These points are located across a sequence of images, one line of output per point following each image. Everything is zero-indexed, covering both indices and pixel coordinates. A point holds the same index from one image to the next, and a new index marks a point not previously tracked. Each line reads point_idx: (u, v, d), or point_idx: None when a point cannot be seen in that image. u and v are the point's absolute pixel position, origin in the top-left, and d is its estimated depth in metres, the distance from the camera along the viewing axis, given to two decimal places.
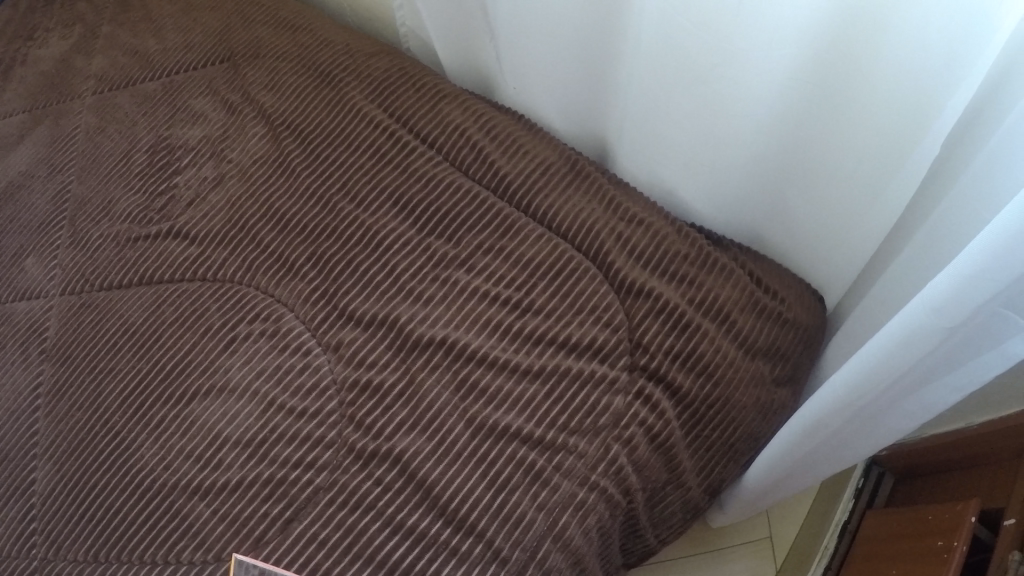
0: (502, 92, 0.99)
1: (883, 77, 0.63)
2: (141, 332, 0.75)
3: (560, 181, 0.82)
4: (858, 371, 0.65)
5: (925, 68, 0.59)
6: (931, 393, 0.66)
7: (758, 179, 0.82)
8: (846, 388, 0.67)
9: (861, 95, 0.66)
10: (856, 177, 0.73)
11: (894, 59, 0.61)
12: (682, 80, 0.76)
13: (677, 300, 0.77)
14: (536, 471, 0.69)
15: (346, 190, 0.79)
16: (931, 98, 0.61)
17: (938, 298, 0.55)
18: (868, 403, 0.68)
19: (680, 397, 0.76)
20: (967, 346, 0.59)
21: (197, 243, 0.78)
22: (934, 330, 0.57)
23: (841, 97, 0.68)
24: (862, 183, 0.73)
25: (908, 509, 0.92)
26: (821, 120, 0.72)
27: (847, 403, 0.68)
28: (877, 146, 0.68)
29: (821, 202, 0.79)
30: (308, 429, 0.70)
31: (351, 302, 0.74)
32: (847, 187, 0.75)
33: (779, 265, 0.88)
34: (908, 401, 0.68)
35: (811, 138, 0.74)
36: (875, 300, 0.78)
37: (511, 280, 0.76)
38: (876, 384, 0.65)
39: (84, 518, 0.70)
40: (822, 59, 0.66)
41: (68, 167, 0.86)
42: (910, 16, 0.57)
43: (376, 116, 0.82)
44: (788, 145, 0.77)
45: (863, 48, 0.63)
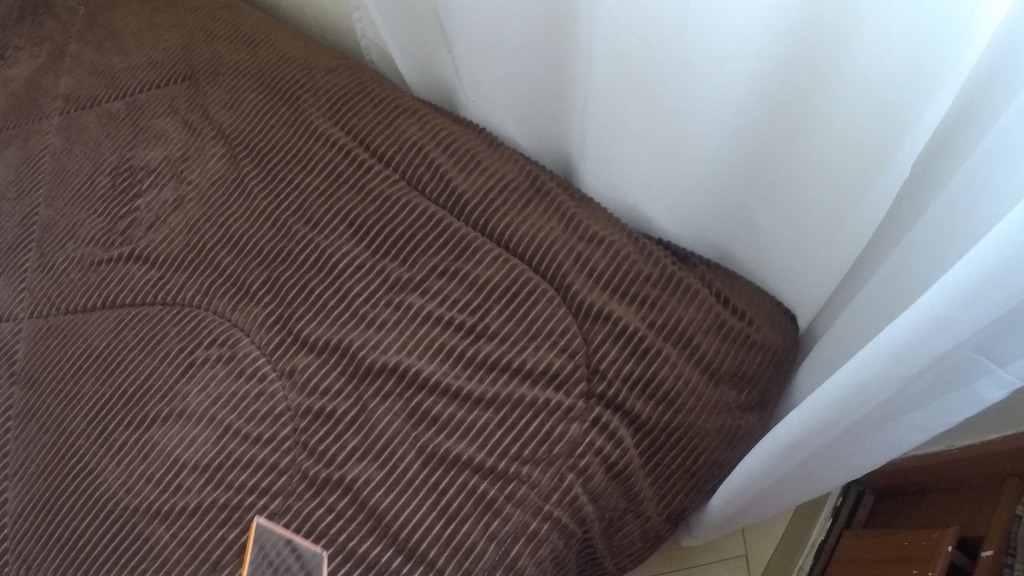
0: (462, 104, 0.96)
1: (848, 93, 0.60)
2: (104, 356, 0.77)
3: (519, 199, 0.80)
4: (814, 410, 0.62)
5: (890, 87, 0.56)
6: (889, 439, 0.64)
7: (724, 195, 0.79)
8: (803, 426, 0.64)
9: (826, 112, 0.63)
10: (824, 196, 0.70)
11: (859, 76, 0.58)
12: (639, 98, 0.73)
13: (637, 325, 0.74)
14: (487, 501, 0.68)
15: (303, 212, 0.79)
16: (897, 117, 0.58)
17: (896, 343, 0.52)
18: (827, 440, 0.65)
19: (640, 425, 0.74)
20: (925, 392, 0.57)
21: (157, 267, 0.80)
22: (892, 374, 0.54)
23: (807, 112, 0.65)
24: (831, 203, 0.69)
25: (886, 531, 0.90)
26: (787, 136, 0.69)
27: (806, 441, 0.66)
28: (844, 165, 0.65)
29: (789, 220, 0.76)
30: (263, 456, 0.70)
31: (305, 327, 0.74)
32: (814, 206, 0.72)
33: (748, 283, 0.85)
34: (870, 441, 0.65)
35: (776, 155, 0.71)
36: (844, 325, 0.75)
37: (464, 304, 0.74)
38: (833, 423, 0.62)
39: (51, 539, 0.72)
40: (783, 75, 0.64)
41: (36, 189, 0.91)
42: (874, 31, 0.54)
43: (333, 136, 0.81)
44: (755, 161, 0.74)
45: (827, 63, 0.60)
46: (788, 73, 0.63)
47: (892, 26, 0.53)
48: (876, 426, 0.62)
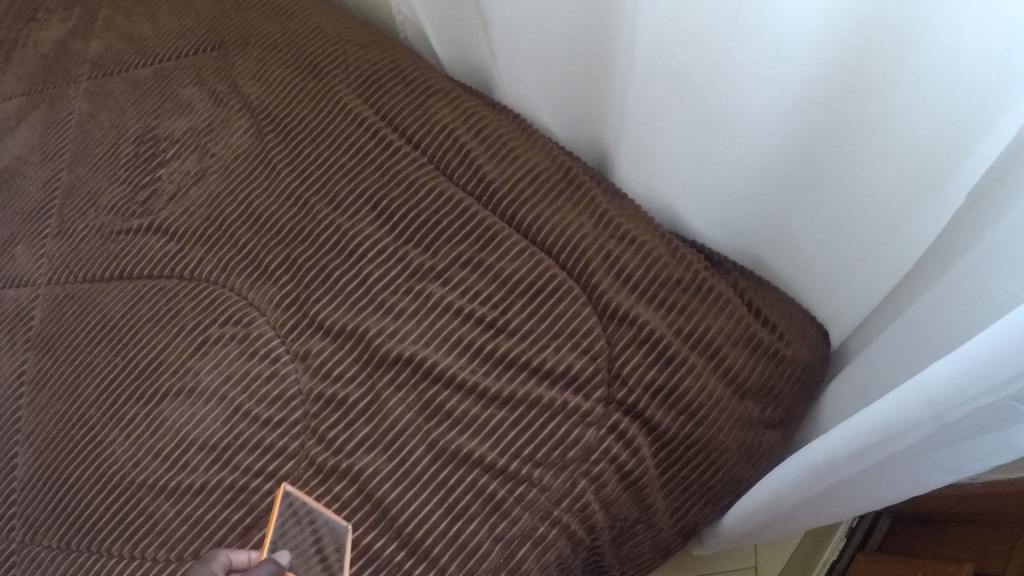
0: (497, 88, 0.93)
1: (905, 107, 0.56)
2: (119, 327, 0.77)
3: (549, 191, 0.76)
4: (840, 440, 0.59)
5: (952, 103, 0.52)
6: (921, 481, 0.60)
7: (766, 203, 0.75)
8: (826, 455, 0.62)
9: (879, 126, 0.59)
10: (870, 212, 0.66)
11: (918, 90, 0.54)
12: (683, 97, 0.69)
13: (663, 331, 0.71)
14: (496, 502, 0.66)
15: (325, 191, 0.76)
16: (957, 136, 0.53)
17: (936, 387, 0.48)
18: (849, 475, 0.62)
19: (658, 434, 0.71)
20: (967, 444, 0.52)
21: (176, 240, 0.78)
22: (929, 420, 0.50)
23: (858, 125, 0.61)
24: (877, 220, 0.66)
25: (897, 560, 0.86)
26: (834, 148, 0.65)
27: (830, 472, 0.63)
28: (895, 182, 0.61)
29: (830, 234, 0.72)
30: (271, 439, 0.68)
31: (321, 310, 0.72)
32: (861, 221, 0.68)
33: (782, 294, 0.82)
34: (899, 480, 0.61)
35: (823, 167, 0.67)
36: (883, 347, 0.72)
37: (487, 297, 0.71)
38: (855, 459, 0.59)
39: (59, 507, 0.72)
40: (841, 83, 0.59)
41: (60, 155, 0.91)
42: (940, 44, 0.50)
43: (361, 113, 0.78)
44: (798, 171, 0.70)
45: (885, 75, 0.55)
46: (841, 81, 0.59)
47: (961, 38, 0.48)
48: (901, 470, 0.59)
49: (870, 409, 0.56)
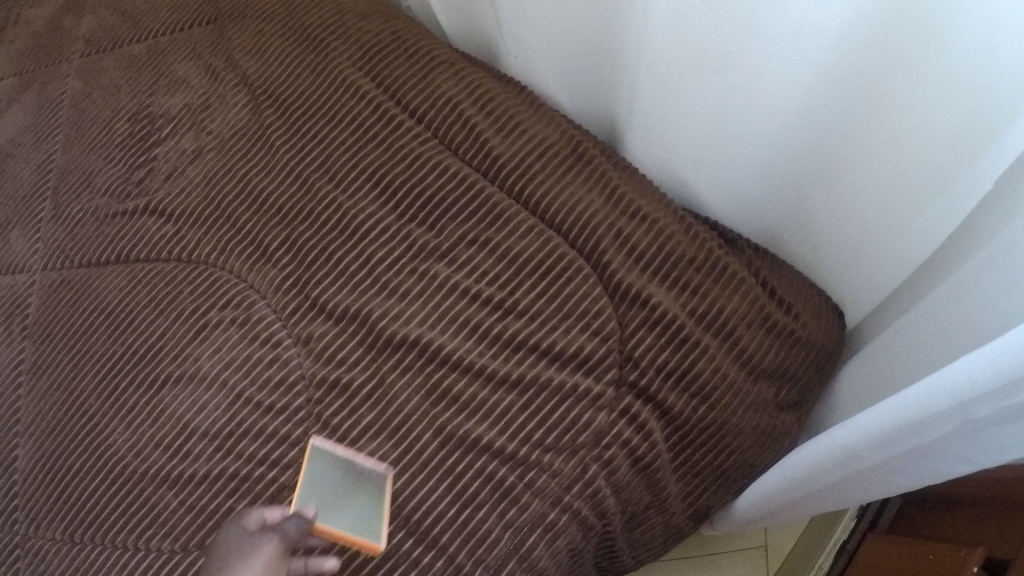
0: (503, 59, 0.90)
1: (931, 84, 0.53)
2: (116, 312, 0.75)
3: (558, 167, 0.73)
4: (862, 426, 0.57)
5: (982, 79, 0.49)
6: (943, 475, 0.57)
7: (784, 181, 0.72)
8: (848, 441, 0.60)
9: (903, 103, 0.56)
10: (891, 193, 0.63)
11: (946, 65, 0.51)
12: (700, 69, 0.66)
13: (676, 312, 0.69)
14: (505, 488, 0.64)
15: (325, 168, 0.74)
16: (986, 112, 0.51)
17: (961, 381, 0.46)
18: (868, 466, 0.60)
19: (671, 418, 0.70)
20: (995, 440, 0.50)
21: (173, 222, 0.76)
22: (953, 415, 0.48)
23: (880, 102, 0.58)
24: (898, 201, 0.63)
25: (908, 542, 0.84)
26: (855, 126, 0.62)
27: (848, 462, 0.61)
28: (918, 161, 0.59)
29: (849, 214, 0.69)
30: (274, 426, 0.67)
31: (323, 292, 0.69)
32: (882, 202, 0.65)
33: (798, 273, 0.79)
34: (921, 473, 0.58)
35: (844, 143, 0.64)
36: (902, 328, 0.69)
37: (494, 277, 0.69)
38: (874, 450, 0.57)
39: (62, 498, 0.71)
40: (866, 57, 0.56)
41: (53, 136, 0.88)
42: (971, 16, 0.47)
43: (362, 87, 0.76)
44: (817, 150, 0.67)
45: (910, 50, 0.53)
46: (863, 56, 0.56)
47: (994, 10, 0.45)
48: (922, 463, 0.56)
49: (899, 395, 0.54)
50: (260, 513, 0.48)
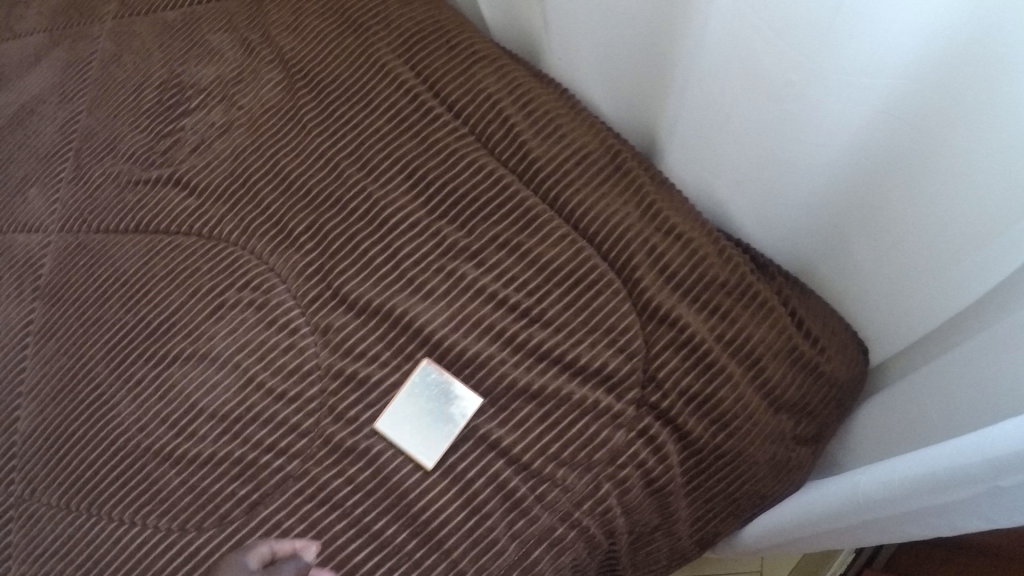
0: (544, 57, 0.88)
1: (998, 134, 0.51)
2: (131, 282, 0.73)
3: (597, 175, 0.71)
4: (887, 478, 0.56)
5: None
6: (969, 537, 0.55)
7: (826, 215, 0.71)
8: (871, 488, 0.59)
9: (965, 151, 0.54)
10: (938, 240, 0.61)
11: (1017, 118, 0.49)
12: (752, 93, 0.64)
13: (704, 336, 0.68)
14: (516, 499, 0.63)
15: (357, 155, 0.72)
16: None
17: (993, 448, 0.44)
18: (886, 517, 0.59)
19: (688, 442, 0.68)
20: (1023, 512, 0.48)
21: (196, 195, 0.74)
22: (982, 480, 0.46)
23: (940, 147, 0.56)
24: (943, 248, 0.61)
25: None
26: (908, 168, 0.60)
27: (870, 510, 0.60)
28: (972, 212, 0.57)
29: (889, 255, 0.67)
30: (285, 414, 0.65)
31: (345, 283, 0.68)
32: (926, 248, 0.63)
33: (825, 306, 0.78)
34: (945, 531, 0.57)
35: (893, 185, 0.62)
36: (933, 376, 0.67)
37: (523, 283, 0.67)
38: (893, 500, 0.56)
39: (60, 466, 0.70)
40: (932, 100, 0.54)
41: (79, 96, 0.86)
42: None
43: (401, 75, 0.73)
44: (865, 187, 0.65)
45: (981, 98, 0.50)
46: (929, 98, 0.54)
47: None
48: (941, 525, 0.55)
49: (933, 449, 0.53)
50: (272, 546, 0.57)
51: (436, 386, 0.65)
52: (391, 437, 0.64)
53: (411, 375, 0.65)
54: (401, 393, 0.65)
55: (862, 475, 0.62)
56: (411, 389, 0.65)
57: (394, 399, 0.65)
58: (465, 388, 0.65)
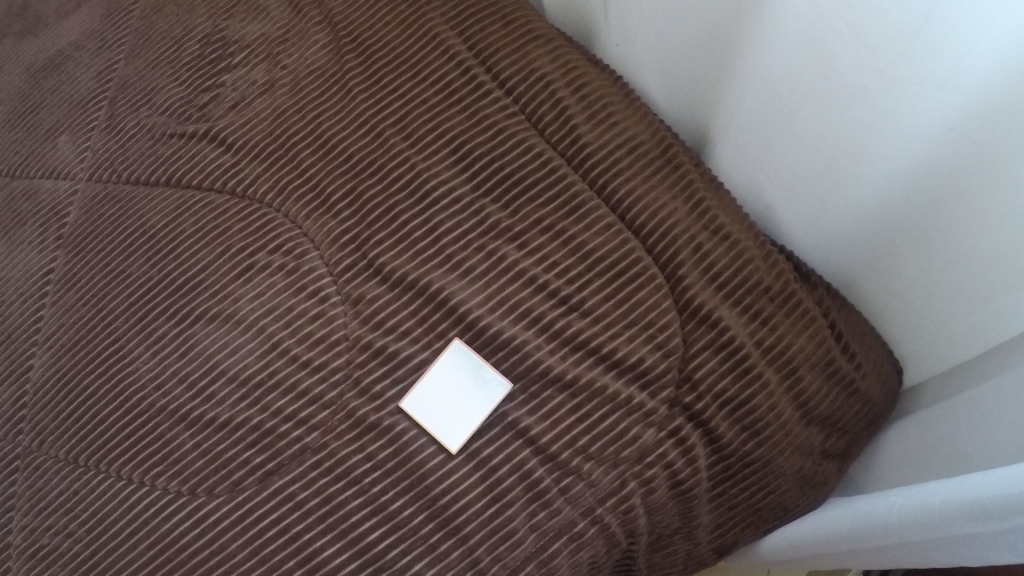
0: (602, 43, 0.87)
1: None
2: (158, 237, 0.71)
3: (647, 166, 0.69)
4: (930, 499, 0.55)
5: None
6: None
7: (881, 235, 0.66)
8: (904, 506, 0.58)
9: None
10: (996, 269, 0.57)
11: None
12: (821, 92, 0.62)
13: (744, 340, 0.66)
14: (539, 490, 0.61)
15: (403, 124, 0.70)
16: None
17: None
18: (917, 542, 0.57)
19: (718, 447, 0.66)
20: None
21: (232, 153, 0.72)
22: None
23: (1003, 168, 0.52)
24: (1001, 278, 0.56)
25: None
26: (968, 189, 0.55)
27: (903, 533, 0.58)
28: None
29: (941, 281, 0.63)
30: (308, 384, 0.63)
31: (381, 254, 0.66)
32: (983, 274, 0.58)
33: (865, 323, 0.75)
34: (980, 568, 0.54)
35: (950, 206, 0.58)
36: (965, 403, 0.64)
37: (564, 270, 0.65)
38: (923, 521, 0.55)
39: (71, 419, 0.68)
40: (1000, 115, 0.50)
41: (118, 45, 0.84)
42: None
43: (453, 47, 0.71)
44: (919, 209, 0.61)
45: None
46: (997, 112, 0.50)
47: None
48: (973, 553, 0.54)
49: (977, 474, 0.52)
50: None
51: (470, 368, 0.63)
52: (415, 415, 0.62)
53: (440, 356, 0.63)
54: (431, 370, 0.63)
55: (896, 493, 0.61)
56: (443, 367, 0.63)
57: (424, 376, 0.63)
58: (499, 372, 0.63)
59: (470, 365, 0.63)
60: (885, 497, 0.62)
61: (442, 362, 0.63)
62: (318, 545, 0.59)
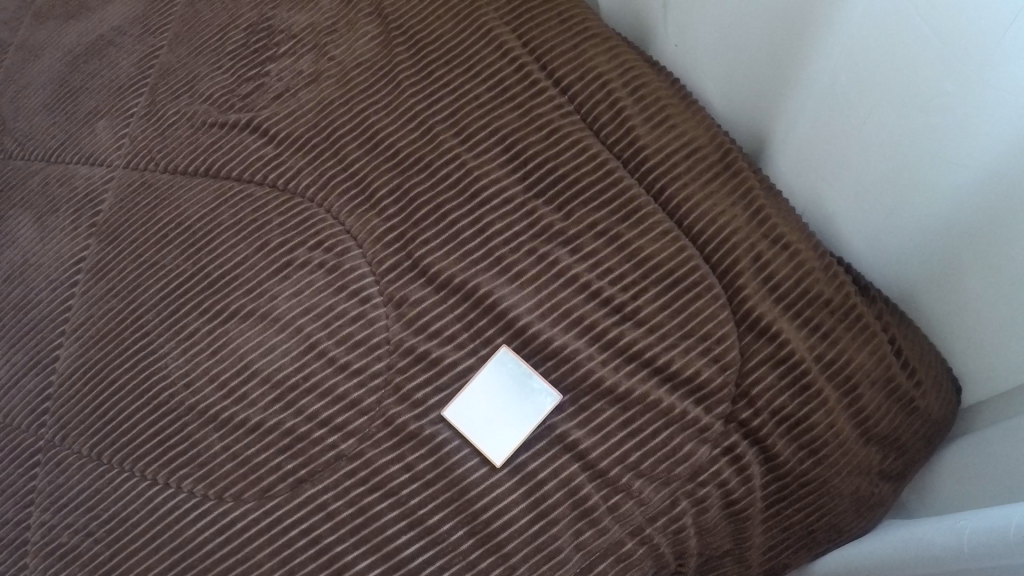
0: (659, 44, 0.87)
1: None
2: (194, 228, 0.69)
3: (705, 172, 0.67)
4: (996, 522, 0.50)
5: None
6: None
7: (951, 251, 0.61)
8: (935, 538, 0.56)
9: None
10: None
11: None
12: (893, 93, 0.58)
13: (804, 354, 0.61)
14: (586, 507, 0.57)
15: (453, 120, 0.68)
16: None
17: None
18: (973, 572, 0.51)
19: (775, 466, 0.61)
20: None
21: (275, 144, 0.71)
22: None
23: None
24: None
25: None
26: None
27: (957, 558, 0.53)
28: None
29: (1014, 303, 0.57)
30: (345, 388, 0.60)
31: (427, 254, 0.63)
32: None
33: (924, 339, 0.68)
34: None
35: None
36: None
37: (618, 277, 0.62)
38: (980, 543, 0.50)
39: (96, 413, 0.65)
40: None
41: (161, 31, 0.85)
42: None
43: (507, 43, 0.70)
44: (996, 222, 0.55)
45: None
46: None
47: None
48: None
49: (1010, 508, 0.51)
50: None
51: (519, 377, 0.60)
52: (454, 423, 0.59)
53: (487, 363, 0.60)
54: (478, 376, 0.60)
55: (930, 527, 0.59)
56: (490, 375, 0.60)
57: (471, 382, 0.60)
58: (549, 384, 0.60)
59: (520, 374, 0.60)
60: (917, 531, 0.60)
61: (490, 369, 0.60)
62: (351, 558, 0.55)
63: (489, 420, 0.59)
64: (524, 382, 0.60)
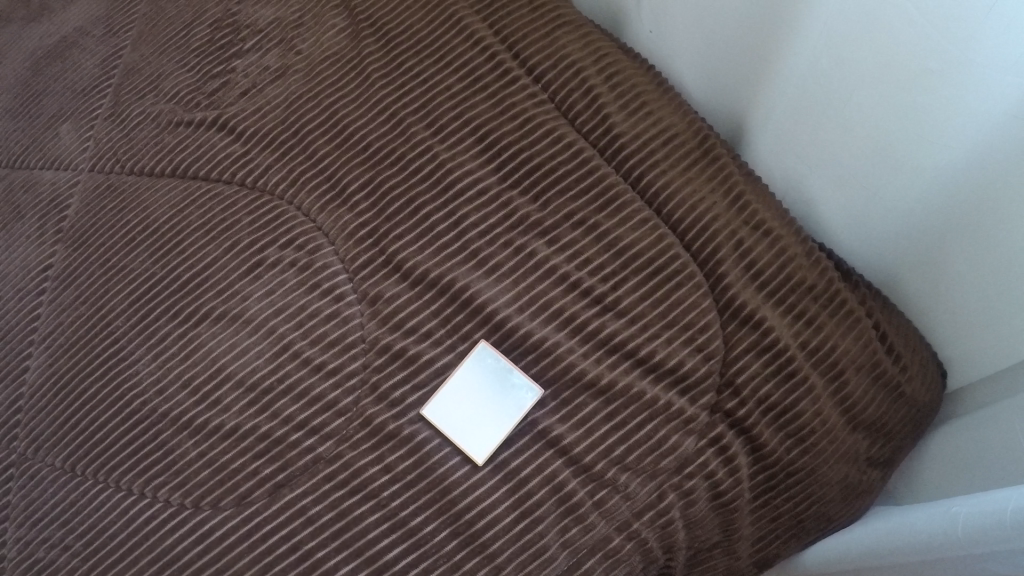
0: (634, 31, 0.85)
1: None
2: (163, 231, 0.67)
3: (683, 158, 0.66)
4: (991, 507, 0.48)
5: None
6: None
7: (933, 234, 0.60)
8: (927, 525, 0.55)
9: None
10: None
11: None
12: (871, 73, 0.57)
13: (788, 341, 0.60)
14: (571, 503, 0.56)
15: (425, 112, 0.67)
16: None
17: None
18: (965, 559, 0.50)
19: (762, 456, 0.60)
20: None
21: (243, 142, 0.69)
22: None
23: None
24: None
25: None
26: None
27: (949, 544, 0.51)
28: None
29: (998, 283, 0.56)
30: (321, 389, 0.59)
31: (401, 250, 0.62)
32: None
33: (909, 323, 0.67)
34: None
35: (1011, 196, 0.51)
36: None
37: (597, 267, 0.61)
38: (973, 529, 0.49)
39: (68, 424, 0.63)
40: None
41: (125, 31, 0.83)
42: None
43: (477, 32, 0.69)
44: (978, 202, 0.54)
45: None
46: None
47: None
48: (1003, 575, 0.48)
49: (1002, 492, 0.50)
50: None
51: (499, 372, 0.59)
52: (433, 422, 0.57)
53: (465, 359, 0.59)
54: (456, 372, 0.59)
55: (922, 513, 0.58)
56: (469, 370, 0.59)
57: (449, 378, 0.59)
58: (530, 379, 0.59)
59: (499, 369, 0.59)
60: (909, 518, 0.59)
61: (469, 364, 0.59)
62: (332, 563, 0.54)
63: (468, 417, 0.58)
64: (503, 377, 0.59)
